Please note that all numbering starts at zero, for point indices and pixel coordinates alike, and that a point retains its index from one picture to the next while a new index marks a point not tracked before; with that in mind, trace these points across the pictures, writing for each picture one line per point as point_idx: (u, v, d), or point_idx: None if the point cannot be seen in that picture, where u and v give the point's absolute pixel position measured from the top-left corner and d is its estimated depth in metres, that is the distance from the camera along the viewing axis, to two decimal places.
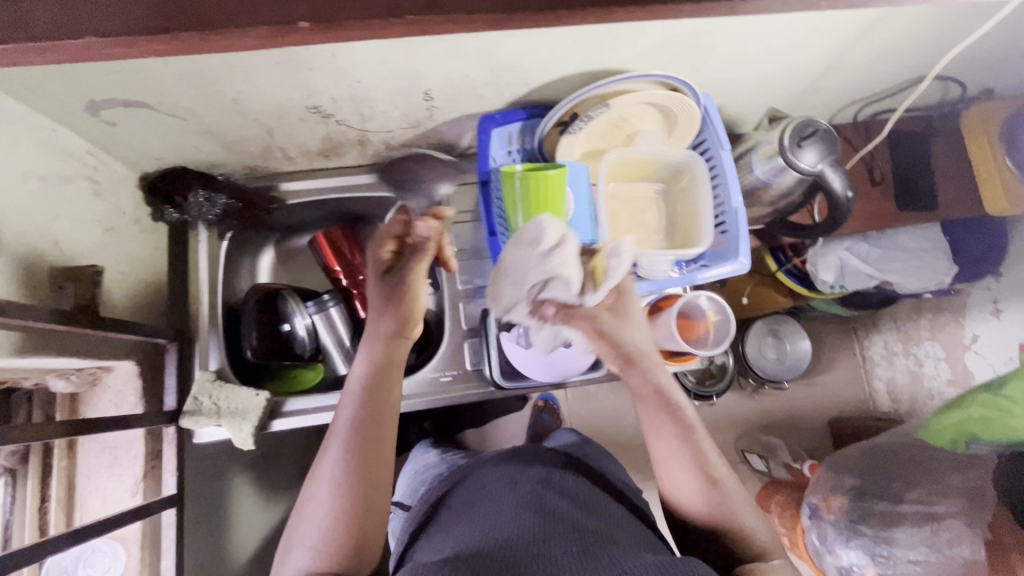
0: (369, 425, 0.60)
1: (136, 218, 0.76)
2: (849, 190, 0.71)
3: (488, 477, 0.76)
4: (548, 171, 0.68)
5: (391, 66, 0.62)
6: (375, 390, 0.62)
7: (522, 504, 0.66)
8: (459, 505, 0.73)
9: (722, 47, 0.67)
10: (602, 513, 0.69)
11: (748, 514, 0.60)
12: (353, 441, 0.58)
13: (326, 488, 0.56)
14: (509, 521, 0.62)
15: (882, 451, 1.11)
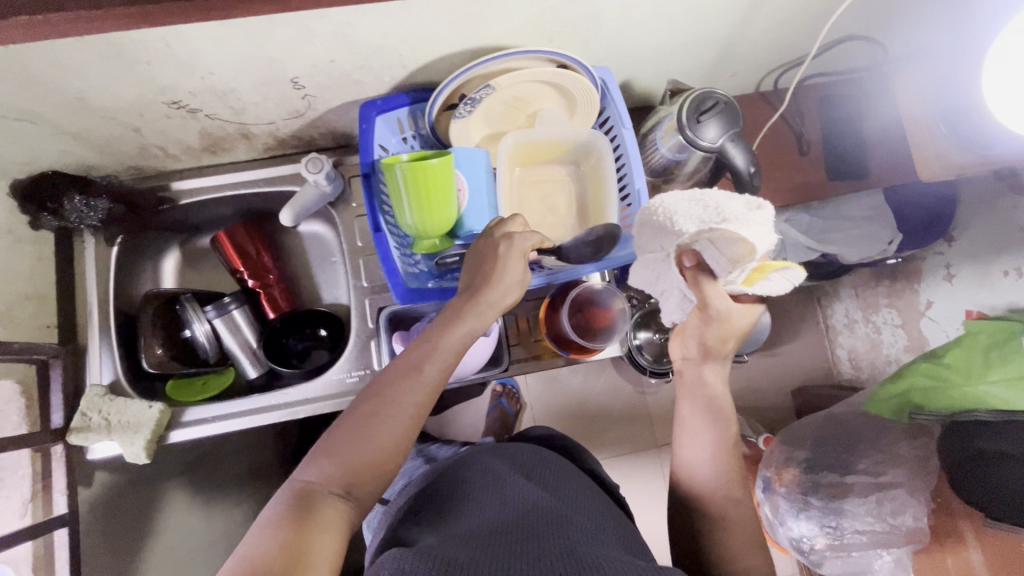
0: (443, 371, 0.57)
1: (9, 229, 0.69)
2: (753, 166, 0.67)
3: (487, 461, 0.73)
4: (429, 162, 0.64)
5: (239, 54, 0.57)
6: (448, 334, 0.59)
7: (529, 487, 0.64)
8: (455, 481, 0.70)
9: (608, 16, 0.62)
10: (586, 500, 0.66)
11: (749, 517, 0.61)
12: (424, 381, 0.56)
13: (383, 408, 0.53)
14: (531, 504, 0.61)
15: (835, 422, 1.08)
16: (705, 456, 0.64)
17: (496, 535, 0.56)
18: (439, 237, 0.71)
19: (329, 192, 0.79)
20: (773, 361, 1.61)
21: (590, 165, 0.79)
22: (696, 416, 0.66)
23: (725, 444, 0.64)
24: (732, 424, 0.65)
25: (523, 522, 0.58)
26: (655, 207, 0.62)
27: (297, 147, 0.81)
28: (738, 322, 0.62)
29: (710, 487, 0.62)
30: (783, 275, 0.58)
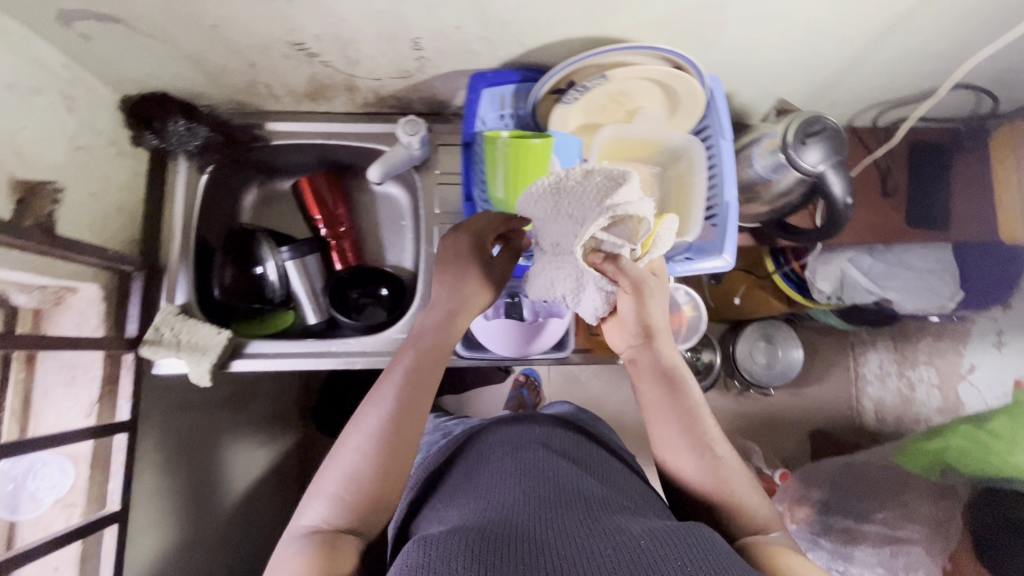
0: (416, 393, 0.58)
1: (112, 140, 0.73)
2: (849, 197, 0.67)
3: (498, 434, 0.72)
4: (532, 140, 0.65)
5: (375, 6, 0.58)
6: (418, 359, 0.60)
7: (553, 462, 0.63)
8: (465, 461, 0.69)
9: (733, 24, 0.62)
10: (624, 483, 0.66)
11: (747, 489, 0.60)
12: (398, 408, 0.56)
13: (361, 445, 0.54)
14: (551, 479, 0.60)
15: (855, 468, 1.14)
16: (683, 447, 0.62)
17: (512, 509, 0.55)
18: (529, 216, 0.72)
19: (417, 155, 0.80)
20: (796, 400, 1.60)
21: (676, 171, 0.79)
22: (660, 405, 0.64)
23: (688, 426, 0.62)
24: (693, 397, 0.64)
25: (546, 495, 0.57)
26: (546, 184, 0.56)
27: (392, 108, 0.82)
28: (658, 292, 0.60)
29: (703, 478, 0.60)
30: (666, 228, 0.58)
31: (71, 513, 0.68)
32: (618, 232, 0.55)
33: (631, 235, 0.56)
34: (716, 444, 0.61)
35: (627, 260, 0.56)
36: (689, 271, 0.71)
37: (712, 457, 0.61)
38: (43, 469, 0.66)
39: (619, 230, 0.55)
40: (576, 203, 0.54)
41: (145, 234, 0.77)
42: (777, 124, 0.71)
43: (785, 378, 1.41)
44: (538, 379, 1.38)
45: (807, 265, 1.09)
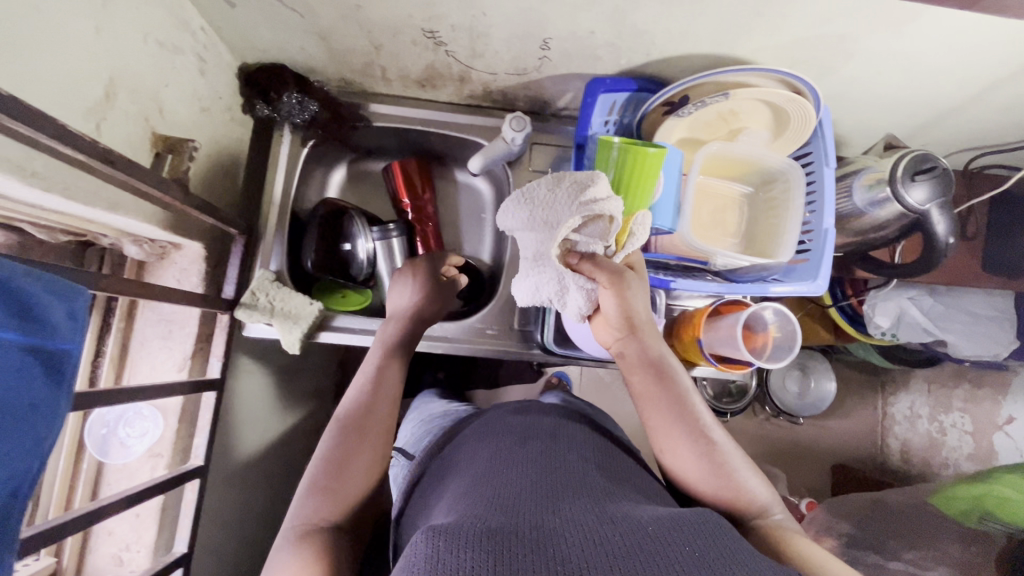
0: (384, 387, 0.64)
1: (229, 105, 0.76)
2: (951, 236, 0.68)
3: (489, 421, 0.68)
4: (649, 148, 0.66)
5: (521, 4, 0.60)
6: (383, 359, 0.67)
7: (557, 450, 0.59)
8: (456, 447, 0.66)
9: (861, 57, 0.63)
10: (634, 474, 0.61)
11: (751, 476, 0.58)
12: (367, 402, 0.62)
13: (338, 439, 0.58)
14: (553, 463, 0.56)
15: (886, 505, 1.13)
16: (683, 440, 0.59)
17: (513, 489, 0.50)
18: None
19: (515, 151, 0.81)
20: (823, 433, 1.53)
21: (769, 193, 0.80)
22: (651, 394, 0.62)
23: (687, 420, 0.60)
24: (685, 391, 0.62)
25: (547, 479, 0.53)
26: (539, 186, 0.64)
27: (495, 102, 0.84)
28: (636, 285, 0.63)
29: (708, 475, 0.58)
30: (637, 224, 0.64)
31: (157, 463, 0.70)
32: (591, 233, 0.62)
33: (601, 232, 0.62)
34: (716, 437, 0.60)
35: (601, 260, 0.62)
36: (782, 293, 0.73)
37: (714, 451, 0.59)
38: (135, 418, 0.69)
39: (593, 231, 0.62)
40: (555, 208, 0.62)
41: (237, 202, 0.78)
42: (882, 158, 0.73)
43: (817, 409, 1.41)
44: (570, 382, 1.38)
45: (866, 298, 1.07)
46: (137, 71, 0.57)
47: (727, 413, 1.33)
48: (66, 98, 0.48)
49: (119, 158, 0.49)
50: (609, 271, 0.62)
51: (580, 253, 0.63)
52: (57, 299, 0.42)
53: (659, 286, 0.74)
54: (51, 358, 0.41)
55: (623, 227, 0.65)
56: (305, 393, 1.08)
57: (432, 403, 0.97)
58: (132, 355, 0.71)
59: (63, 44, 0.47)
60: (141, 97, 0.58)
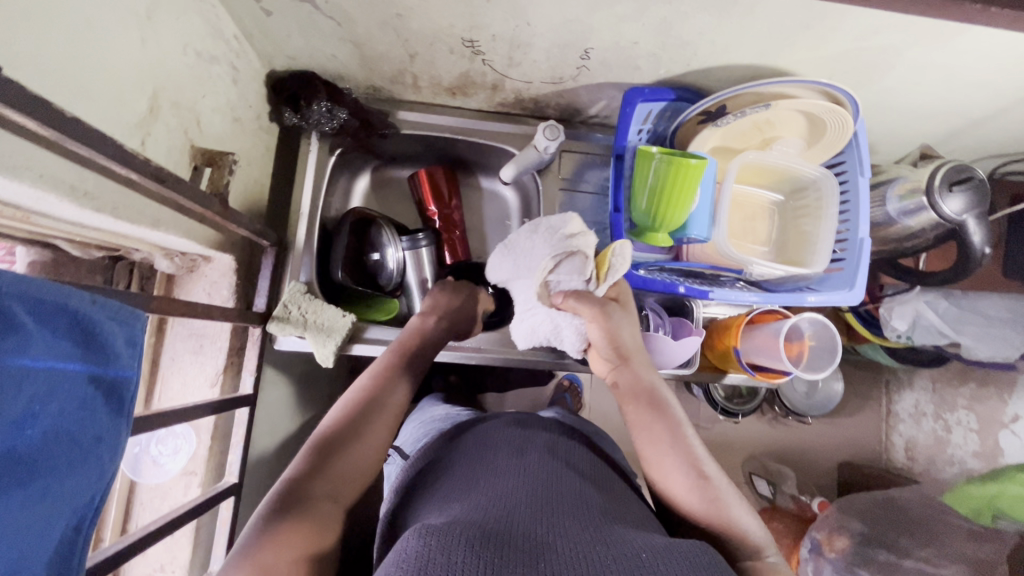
0: (387, 387, 0.63)
1: (257, 114, 0.74)
2: (987, 245, 0.69)
3: (490, 433, 0.66)
4: (689, 160, 0.66)
5: (567, 15, 0.59)
6: (387, 362, 0.66)
7: (554, 466, 0.58)
8: (448, 459, 0.63)
9: (901, 69, 0.64)
10: (625, 497, 0.59)
11: (745, 514, 0.55)
12: (369, 399, 0.60)
13: (334, 428, 0.56)
14: (552, 479, 0.55)
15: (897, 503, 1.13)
16: (673, 464, 0.57)
17: (511, 502, 0.50)
18: (664, 232, 0.74)
19: (546, 159, 0.80)
20: (831, 430, 1.57)
21: (800, 202, 0.80)
22: (643, 417, 0.61)
23: (678, 444, 0.58)
24: (678, 417, 0.61)
25: (546, 500, 0.51)
26: (517, 238, 0.71)
27: (525, 109, 0.83)
28: (620, 313, 0.66)
29: (697, 503, 0.55)
30: (617, 255, 0.65)
31: (191, 481, 0.68)
32: (566, 271, 0.67)
33: (577, 268, 0.67)
34: (707, 467, 0.57)
35: (579, 293, 0.67)
36: (818, 302, 0.73)
37: (706, 481, 0.56)
38: (167, 436, 0.68)
39: (567, 268, 0.67)
40: (534, 252, 0.69)
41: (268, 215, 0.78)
42: (916, 168, 0.73)
43: (824, 409, 1.43)
44: (582, 385, 1.38)
45: (883, 303, 1.09)
46: (174, 83, 0.55)
47: (739, 414, 1.33)
48: (111, 112, 0.46)
49: (169, 176, 0.48)
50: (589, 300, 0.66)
51: (562, 291, 0.68)
52: (117, 324, 0.40)
53: (698, 297, 0.73)
54: (112, 386, 0.40)
55: (602, 258, 0.67)
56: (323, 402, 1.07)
57: (436, 405, 0.96)
58: (163, 370, 0.70)
59: (108, 56, 0.45)
60: (179, 109, 0.56)
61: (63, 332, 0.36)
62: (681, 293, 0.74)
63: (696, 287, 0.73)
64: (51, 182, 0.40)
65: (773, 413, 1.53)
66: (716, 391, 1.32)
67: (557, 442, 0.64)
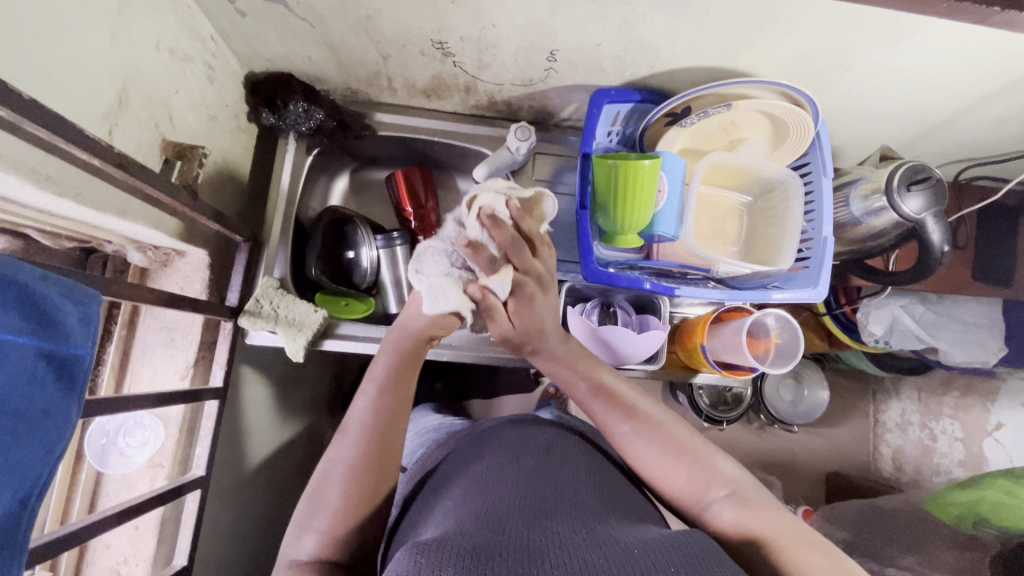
0: (391, 411, 0.58)
1: (234, 113, 0.76)
2: (946, 245, 0.70)
3: (490, 436, 0.65)
4: (642, 162, 0.68)
5: (531, 17, 0.61)
6: (392, 374, 0.61)
7: (549, 466, 0.58)
8: (446, 466, 0.63)
9: (857, 72, 0.66)
10: (625, 496, 0.58)
11: (714, 456, 0.57)
12: (374, 432, 0.56)
13: (338, 474, 0.54)
14: (547, 482, 0.55)
15: (881, 511, 1.11)
16: (638, 439, 0.59)
17: (502, 509, 0.50)
18: (634, 233, 0.75)
19: (519, 161, 0.82)
20: (818, 440, 1.52)
21: (768, 203, 0.82)
22: (603, 405, 0.62)
23: (622, 404, 0.61)
24: (613, 381, 0.63)
25: (539, 504, 0.51)
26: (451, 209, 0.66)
27: (499, 112, 0.85)
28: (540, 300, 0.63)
29: (657, 458, 0.58)
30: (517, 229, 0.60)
31: (157, 473, 0.69)
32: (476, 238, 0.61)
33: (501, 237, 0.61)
34: (648, 416, 0.60)
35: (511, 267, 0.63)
36: (782, 299, 0.75)
37: (655, 428, 0.59)
38: (135, 427, 0.68)
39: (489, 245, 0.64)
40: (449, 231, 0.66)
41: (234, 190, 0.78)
42: (877, 170, 0.75)
43: (811, 417, 1.38)
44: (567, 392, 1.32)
45: (859, 306, 1.08)
46: (143, 76, 0.57)
47: (723, 422, 1.30)
48: (76, 100, 0.48)
49: (131, 163, 0.49)
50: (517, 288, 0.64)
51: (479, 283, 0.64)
52: (71, 303, 0.41)
53: (664, 293, 0.75)
54: (64, 363, 0.41)
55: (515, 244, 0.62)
56: (302, 404, 1.06)
57: (428, 415, 0.96)
58: (133, 363, 0.70)
59: (75, 47, 0.47)
60: (149, 103, 0.58)
61: (9, 305, 0.37)
62: (647, 290, 0.75)
63: (662, 284, 0.74)
64: (11, 163, 0.42)
65: (760, 421, 1.51)
66: (700, 399, 1.29)
67: (553, 442, 0.64)
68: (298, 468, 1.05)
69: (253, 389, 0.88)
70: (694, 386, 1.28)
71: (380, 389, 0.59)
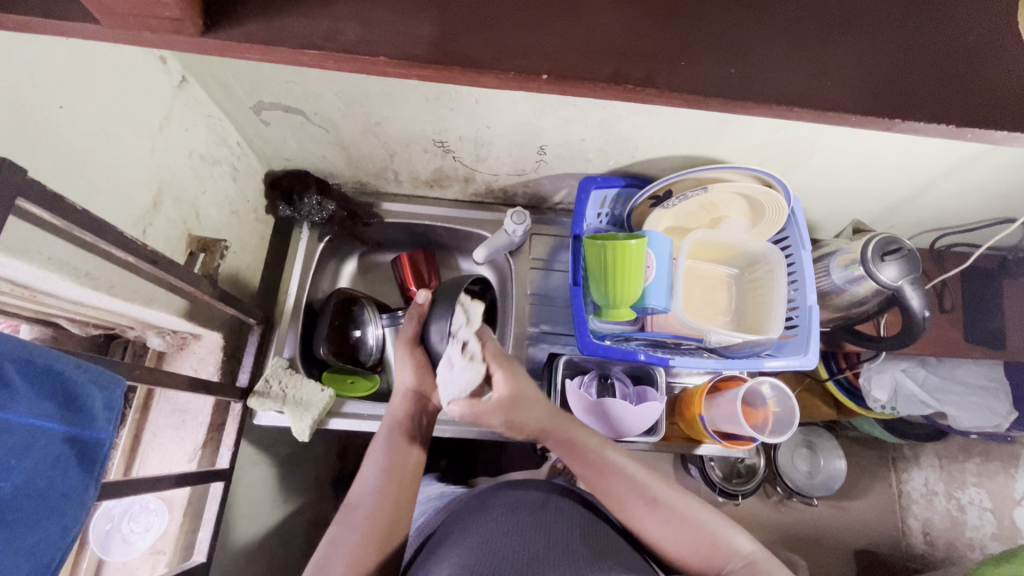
0: (396, 486, 0.63)
1: (254, 206, 0.83)
2: (927, 310, 0.73)
3: (493, 496, 0.66)
4: (628, 241, 0.73)
5: (521, 119, 0.69)
6: (395, 441, 0.66)
7: (544, 523, 0.59)
8: (445, 528, 0.65)
9: (819, 156, 0.72)
10: (621, 548, 0.59)
11: (724, 523, 0.60)
12: (383, 500, 0.61)
13: (344, 543, 0.58)
14: (540, 536, 0.56)
15: None
16: (646, 515, 0.60)
17: (498, 562, 0.51)
18: (626, 306, 0.79)
19: (515, 242, 0.88)
20: (840, 514, 1.45)
21: (754, 274, 0.86)
22: (612, 487, 0.62)
23: (637, 490, 0.61)
24: (625, 465, 0.63)
25: (533, 562, 0.52)
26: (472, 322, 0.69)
27: (496, 198, 0.92)
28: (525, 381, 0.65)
29: (676, 537, 0.59)
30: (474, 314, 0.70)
31: (157, 561, 0.68)
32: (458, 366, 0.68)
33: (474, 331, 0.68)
34: (659, 491, 0.62)
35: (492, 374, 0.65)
36: (775, 367, 0.77)
37: (667, 504, 0.61)
38: (140, 512, 0.68)
39: (450, 296, 0.76)
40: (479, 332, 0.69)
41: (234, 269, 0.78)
42: (853, 241, 0.80)
43: (829, 489, 1.34)
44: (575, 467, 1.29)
45: (861, 372, 1.08)
46: (177, 180, 0.64)
47: (738, 496, 1.25)
48: (117, 204, 0.54)
49: (161, 257, 0.54)
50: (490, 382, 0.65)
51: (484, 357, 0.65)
52: (98, 388, 0.45)
53: (659, 364, 0.77)
54: (85, 447, 0.43)
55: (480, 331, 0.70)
56: (304, 486, 1.04)
57: (433, 484, 0.96)
58: (144, 446, 0.72)
59: (122, 159, 0.54)
60: (181, 203, 0.65)
61: (47, 393, 0.40)
62: (642, 361, 0.77)
63: (656, 355, 0.77)
64: (56, 264, 0.47)
65: (778, 494, 1.43)
66: (712, 471, 1.25)
67: (549, 500, 0.65)
68: (297, 554, 1.02)
69: (258, 469, 0.89)
70: (704, 458, 1.25)
71: (386, 453, 0.65)
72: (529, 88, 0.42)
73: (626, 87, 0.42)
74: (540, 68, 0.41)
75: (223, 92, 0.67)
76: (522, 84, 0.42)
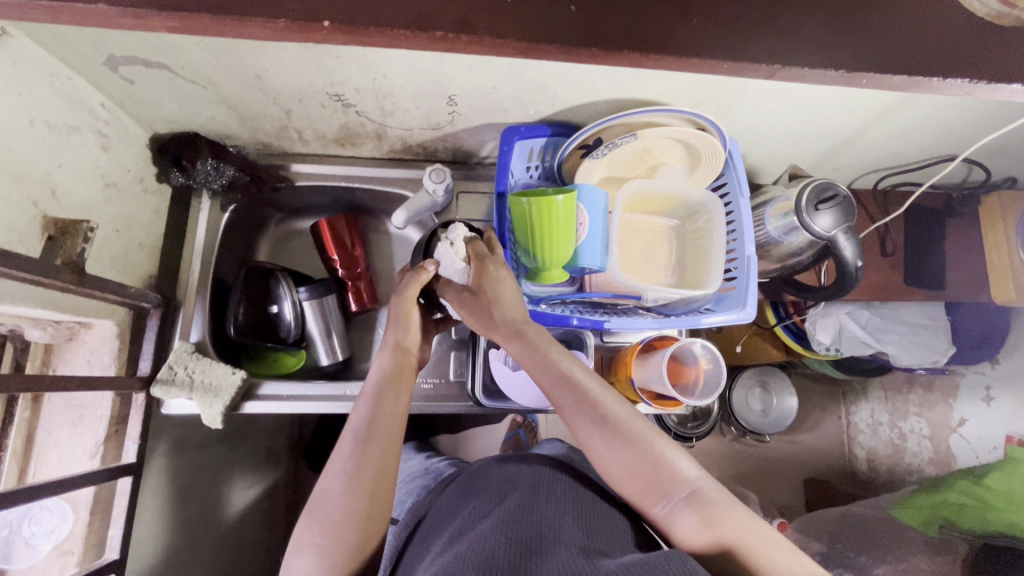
0: (384, 431, 0.58)
1: (140, 177, 0.74)
2: (860, 260, 0.71)
3: (486, 477, 0.64)
4: (553, 198, 0.68)
5: (418, 67, 0.61)
6: (384, 392, 0.62)
7: (536, 500, 0.57)
8: (440, 512, 0.63)
9: (752, 98, 0.66)
10: (613, 529, 0.57)
11: (675, 453, 0.57)
12: (370, 447, 0.57)
13: (333, 494, 0.54)
14: (530, 514, 0.54)
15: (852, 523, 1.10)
16: (607, 450, 0.56)
17: (488, 547, 0.49)
18: (557, 268, 0.74)
19: (439, 202, 0.82)
20: (791, 448, 1.49)
21: (694, 224, 0.82)
22: (573, 413, 0.58)
23: (582, 402, 0.58)
24: (589, 389, 0.59)
25: (523, 545, 0.50)
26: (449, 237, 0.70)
27: (417, 154, 0.85)
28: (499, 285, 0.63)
29: (634, 470, 0.55)
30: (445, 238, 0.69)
31: (67, 561, 0.65)
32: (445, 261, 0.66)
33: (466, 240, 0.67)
34: (611, 412, 0.58)
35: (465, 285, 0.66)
36: (712, 323, 0.75)
37: (624, 430, 0.57)
38: (41, 513, 0.65)
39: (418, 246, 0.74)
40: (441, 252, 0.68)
41: (122, 252, 0.71)
42: (790, 188, 0.75)
43: (780, 426, 1.35)
44: (533, 421, 1.29)
45: (806, 317, 1.08)
46: (12, 153, 0.55)
47: (692, 439, 1.27)
48: None
49: None
50: (459, 294, 0.66)
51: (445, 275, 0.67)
52: None
53: (591, 327, 0.74)
54: None
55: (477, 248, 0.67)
56: (249, 461, 1.02)
57: (413, 458, 0.99)
58: (39, 446, 0.67)
59: None
60: (25, 180, 0.56)
61: None
62: (575, 326, 0.74)
63: (589, 318, 0.73)
64: None
65: (733, 433, 1.47)
66: (666, 417, 1.26)
67: (540, 476, 0.63)
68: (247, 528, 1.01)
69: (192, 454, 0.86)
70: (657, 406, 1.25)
71: (374, 404, 0.60)
72: (313, 38, 0.41)
73: (431, 35, 0.41)
74: (321, 15, 0.40)
75: (63, 45, 0.56)
76: (302, 34, 0.40)
